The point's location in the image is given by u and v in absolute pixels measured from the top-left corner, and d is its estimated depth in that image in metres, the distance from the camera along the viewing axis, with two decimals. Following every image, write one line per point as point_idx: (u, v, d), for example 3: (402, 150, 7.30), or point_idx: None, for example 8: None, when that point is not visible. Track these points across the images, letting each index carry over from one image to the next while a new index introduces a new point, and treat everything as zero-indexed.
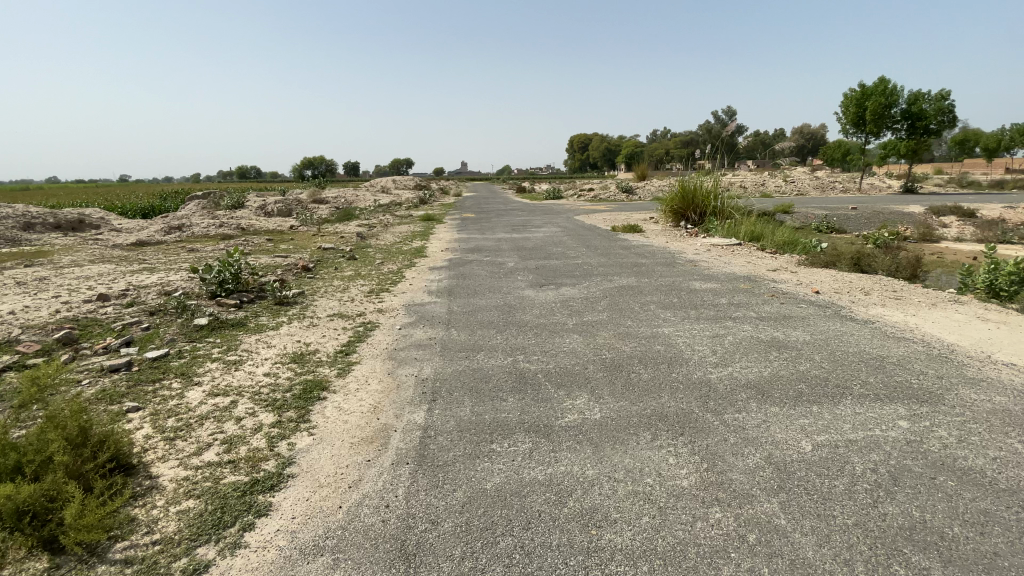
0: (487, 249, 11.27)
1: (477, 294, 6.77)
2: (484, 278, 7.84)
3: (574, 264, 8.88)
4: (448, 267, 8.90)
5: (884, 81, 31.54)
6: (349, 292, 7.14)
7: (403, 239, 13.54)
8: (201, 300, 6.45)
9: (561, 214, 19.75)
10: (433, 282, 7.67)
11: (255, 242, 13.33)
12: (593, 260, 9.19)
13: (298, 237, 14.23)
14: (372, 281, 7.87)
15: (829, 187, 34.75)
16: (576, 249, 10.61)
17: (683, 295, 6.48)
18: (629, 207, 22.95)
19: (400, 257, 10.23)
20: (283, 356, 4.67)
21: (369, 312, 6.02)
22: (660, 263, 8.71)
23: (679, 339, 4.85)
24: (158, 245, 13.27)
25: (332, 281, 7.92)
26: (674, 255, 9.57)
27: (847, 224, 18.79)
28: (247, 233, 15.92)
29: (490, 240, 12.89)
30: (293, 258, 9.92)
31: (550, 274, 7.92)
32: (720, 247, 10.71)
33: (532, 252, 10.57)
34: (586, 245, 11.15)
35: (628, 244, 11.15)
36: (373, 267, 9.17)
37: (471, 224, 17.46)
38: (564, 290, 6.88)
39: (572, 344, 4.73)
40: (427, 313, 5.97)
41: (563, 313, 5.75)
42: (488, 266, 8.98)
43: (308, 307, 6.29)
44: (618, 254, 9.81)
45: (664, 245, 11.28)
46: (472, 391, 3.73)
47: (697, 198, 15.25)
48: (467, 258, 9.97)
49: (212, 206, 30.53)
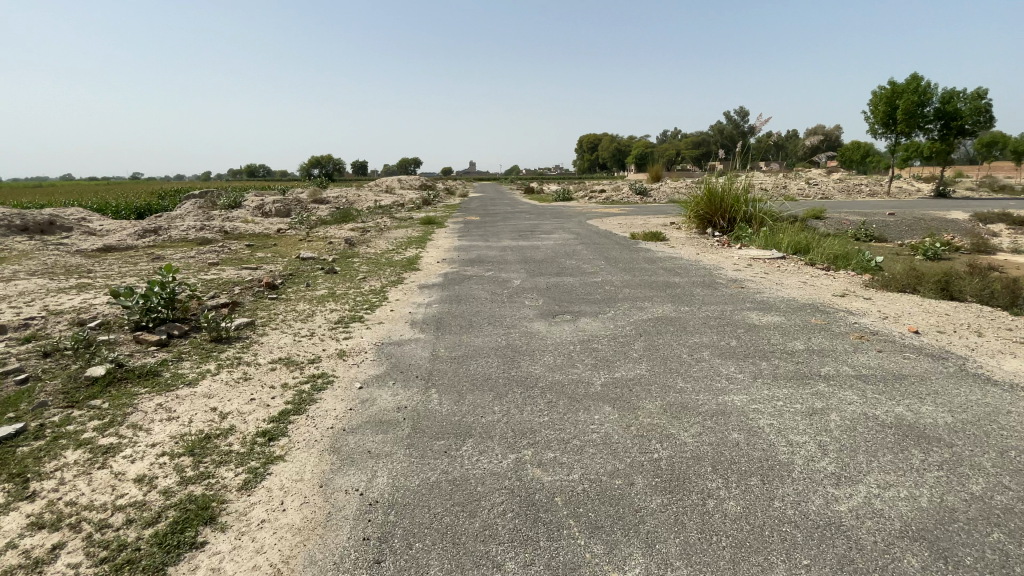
0: (491, 259, 9.74)
1: (472, 327, 5.25)
2: (484, 302, 6.32)
3: (595, 283, 7.34)
4: (442, 285, 7.40)
5: (918, 77, 29.41)
6: (312, 321, 5.67)
7: (397, 246, 12.09)
8: (117, 336, 4.99)
9: (573, 218, 18.13)
10: (420, 307, 6.18)
11: (233, 248, 11.94)
12: (617, 277, 7.66)
13: (282, 243, 12.81)
14: (346, 305, 6.39)
15: (856, 190, 32.86)
16: (595, 262, 9.07)
17: (742, 335, 4.93)
18: (645, 209, 21.28)
19: (389, 270, 8.76)
20: (179, 441, 3.19)
21: (326, 354, 4.53)
22: (700, 284, 7.16)
23: (761, 419, 3.30)
24: (124, 251, 11.89)
25: (296, 304, 6.44)
26: (712, 273, 8.00)
27: (888, 233, 17.04)
28: (230, 236, 14.54)
29: (494, 248, 11.37)
30: (261, 271, 8.47)
31: (565, 299, 6.38)
32: (762, 261, 9.16)
33: (543, 264, 9.02)
34: (605, 257, 9.59)
35: (655, 257, 9.61)
36: (352, 283, 7.68)
37: (475, 228, 15.92)
38: (585, 323, 5.35)
39: (604, 425, 3.20)
40: (404, 358, 4.46)
41: (586, 362, 4.22)
42: (490, 283, 7.47)
43: (251, 347, 4.82)
44: (645, 269, 8.28)
45: (695, 256, 9.72)
46: (445, 540, 2.22)
47: (727, 202, 13.58)
48: (466, 272, 8.47)
49: (209, 206, 29.30)
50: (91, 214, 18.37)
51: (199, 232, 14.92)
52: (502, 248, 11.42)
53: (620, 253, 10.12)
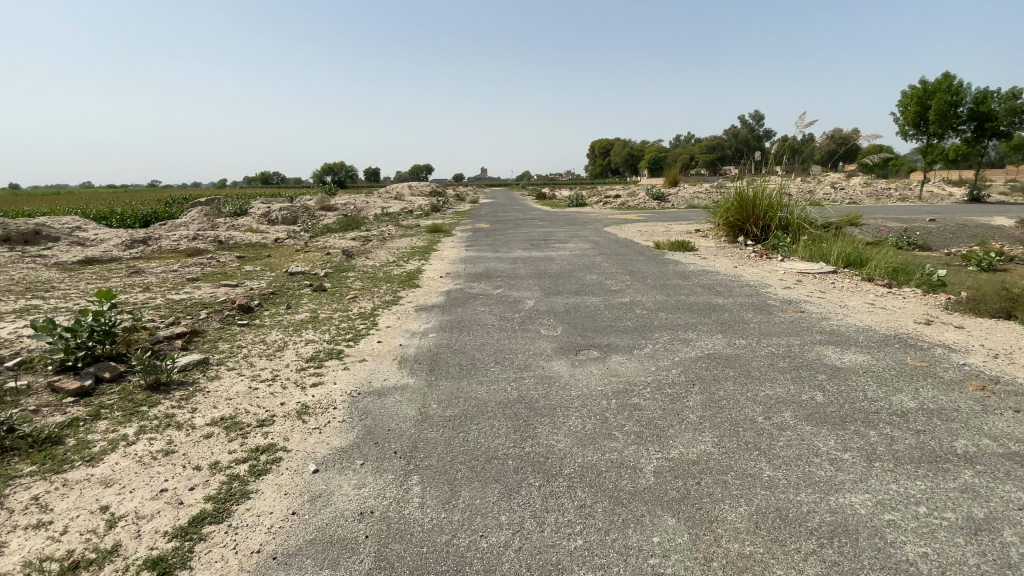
0: (501, 273, 8.63)
1: (474, 368, 4.16)
2: (491, 329, 5.22)
3: (623, 304, 6.20)
4: (443, 307, 6.32)
5: (949, 77, 27.67)
6: (280, 355, 4.62)
7: (399, 256, 11.07)
8: (31, 383, 4.00)
9: (590, 225, 16.97)
10: (414, 336, 5.09)
11: (223, 260, 11.01)
12: (648, 297, 6.52)
13: (276, 255, 11.89)
14: (326, 333, 5.33)
15: (885, 194, 31.25)
16: (620, 277, 7.93)
17: (826, 385, 3.77)
18: (665, 216, 20.05)
19: (385, 287, 7.70)
20: (33, 574, 2.15)
21: (282, 412, 3.47)
22: (750, 307, 5.98)
23: (908, 547, 2.16)
24: (107, 263, 11.05)
25: (268, 333, 5.41)
26: (760, 292, 6.82)
27: (934, 240, 15.60)
28: (224, 246, 13.64)
29: (505, 259, 10.30)
30: (241, 288, 7.49)
31: (590, 327, 5.25)
32: (813, 276, 7.96)
33: (561, 279, 7.90)
34: (630, 271, 8.45)
35: (687, 271, 8.45)
36: (339, 303, 6.64)
37: (485, 237, 14.86)
38: (619, 363, 4.21)
39: (669, 557, 2.07)
40: (382, 418, 3.37)
41: (627, 429, 3.09)
42: (500, 304, 6.38)
43: (194, 398, 3.78)
44: (681, 287, 7.11)
45: (733, 269, 8.54)
46: None
47: (760, 207, 12.37)
48: (473, 290, 7.38)
49: (214, 213, 28.70)
50: (88, 224, 17.75)
51: (191, 241, 14.03)
52: (514, 258, 10.38)
53: (647, 265, 8.98)
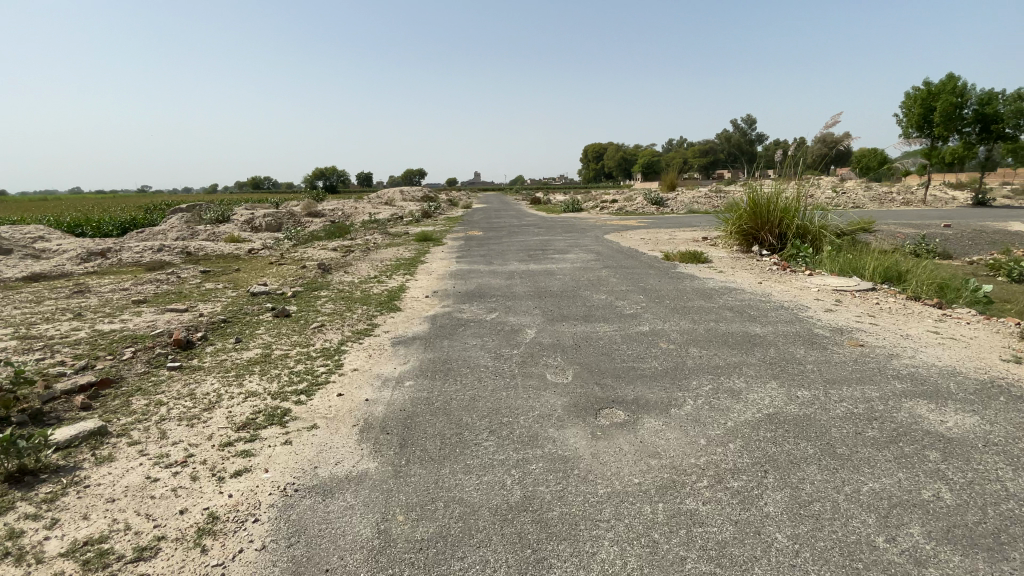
0: (495, 291, 7.56)
1: (460, 440, 3.08)
2: (483, 372, 4.15)
3: (642, 334, 5.15)
4: (425, 338, 5.25)
5: (955, 77, 27.09)
6: (206, 420, 3.53)
7: (382, 270, 9.97)
8: None
9: (589, 233, 15.94)
10: (386, 384, 4.02)
11: (183, 276, 9.84)
12: (671, 324, 5.49)
13: (245, 268, 10.72)
14: (274, 380, 4.24)
15: (888, 198, 30.54)
16: (633, 297, 6.88)
17: (946, 474, 2.73)
18: (667, 223, 19.06)
19: (359, 310, 6.59)
20: None
21: (177, 532, 2.39)
22: (797, 340, 4.95)
23: None
24: (52, 279, 9.84)
25: (201, 380, 4.29)
26: (799, 318, 5.80)
27: (953, 248, 14.72)
28: (191, 258, 12.46)
29: (499, 273, 9.24)
30: (189, 314, 6.35)
31: (608, 369, 4.18)
32: (852, 295, 6.98)
33: (565, 298, 6.86)
34: (642, 288, 7.41)
35: (707, 288, 7.43)
36: (301, 334, 5.52)
37: (478, 246, 13.78)
38: (653, 429, 3.16)
39: None
40: (321, 541, 2.29)
41: (687, 569, 2.04)
42: (495, 333, 5.32)
43: (63, 500, 2.68)
44: (706, 310, 6.07)
45: (759, 286, 7.51)
46: None
47: (776, 213, 11.41)
48: (463, 313, 6.31)
49: (195, 220, 27.44)
50: (51, 234, 16.49)
51: (155, 252, 12.83)
52: (510, 272, 9.33)
53: (660, 281, 7.94)
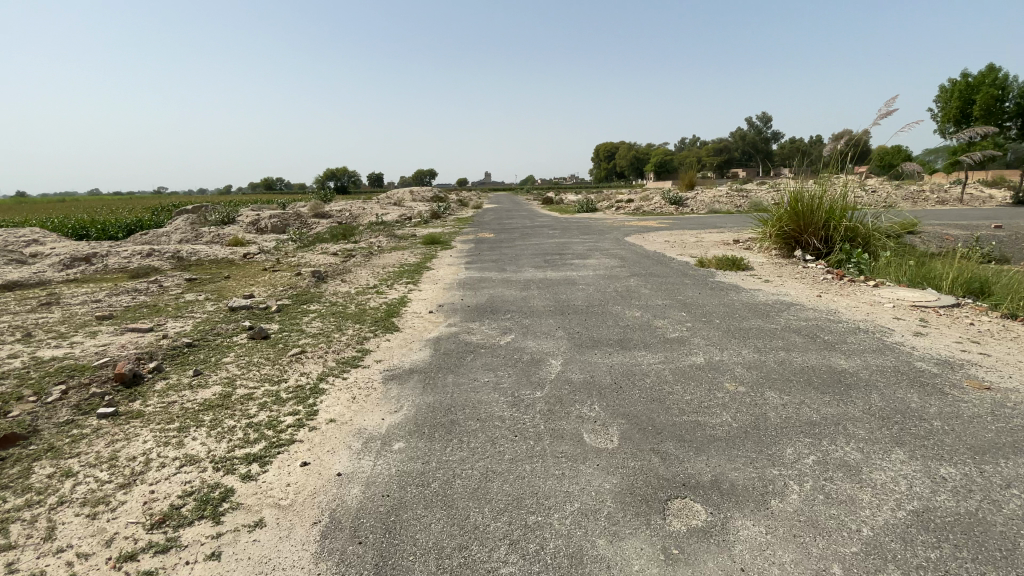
0: (509, 305, 6.51)
1: (465, 562, 2.05)
2: (498, 429, 3.11)
3: (697, 370, 4.08)
4: (425, 371, 4.23)
5: (996, 69, 25.56)
6: (115, 508, 2.54)
7: (383, 276, 8.99)
8: None
9: (608, 235, 14.81)
10: (369, 447, 3.01)
11: (165, 284, 8.91)
12: (731, 355, 4.40)
13: (235, 276, 9.80)
14: (225, 438, 3.24)
15: (920, 197, 28.94)
16: (675, 314, 5.79)
17: None
18: (690, 224, 17.87)
19: (350, 329, 5.59)
20: None
21: None
22: (900, 382, 3.85)
23: None
24: (24, 288, 8.98)
25: (134, 435, 3.30)
26: (886, 347, 4.68)
27: (1010, 252, 13.36)
28: (181, 263, 11.56)
29: (514, 282, 8.20)
30: (151, 336, 5.38)
31: (665, 427, 3.12)
32: (935, 314, 5.84)
33: (593, 316, 5.79)
34: (683, 303, 6.31)
35: (760, 304, 6.32)
36: (274, 365, 4.52)
37: (489, 250, 12.74)
38: (755, 547, 2.11)
39: None
40: None
41: None
42: (510, 364, 4.29)
43: None
44: (770, 335, 4.97)
45: (820, 302, 6.38)
46: None
47: (822, 214, 10.23)
48: (472, 334, 5.28)
49: (200, 221, 26.84)
50: (44, 236, 15.81)
51: (145, 256, 11.96)
52: (527, 281, 8.28)
53: (702, 294, 6.82)
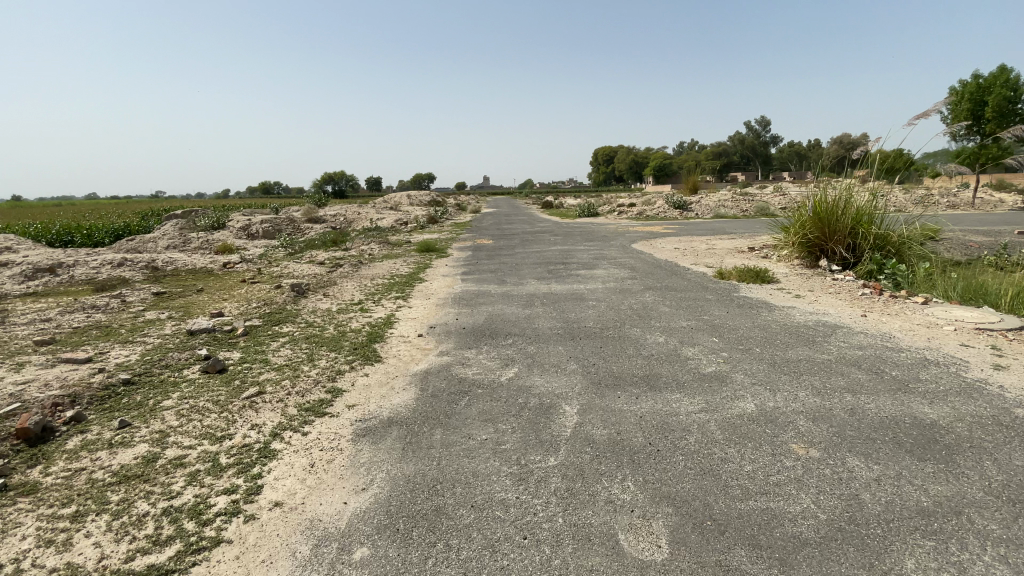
0: (511, 326, 5.64)
1: None
2: (499, 527, 2.27)
3: (750, 424, 3.23)
4: (406, 423, 3.37)
5: (1006, 69, 24.72)
6: None
7: (371, 289, 8.12)
8: None
9: (614, 241, 13.98)
10: (319, 556, 2.17)
11: (129, 299, 8.04)
12: (787, 402, 3.55)
13: (209, 290, 8.95)
14: (128, 536, 2.41)
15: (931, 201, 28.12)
16: (706, 340, 4.93)
17: None
18: (700, 229, 17.03)
19: (323, 358, 4.72)
20: None
21: None
22: (1015, 442, 2.99)
23: None
24: None
25: (9, 530, 2.47)
26: (973, 385, 3.81)
27: None
28: (155, 274, 10.70)
29: (516, 296, 7.33)
30: (85, 370, 4.54)
31: (731, 525, 2.26)
32: (1008, 337, 4.98)
33: (610, 342, 4.92)
34: (711, 325, 5.46)
35: (800, 327, 5.46)
36: (222, 411, 3.67)
37: (488, 259, 11.89)
38: None
39: None
40: None
41: None
42: (513, 411, 3.43)
43: None
44: (826, 371, 4.12)
45: (868, 323, 5.54)
46: None
47: (849, 220, 9.41)
48: (467, 366, 4.41)
49: (190, 227, 26.02)
50: (18, 244, 14.98)
51: (117, 266, 11.10)
52: (530, 295, 7.42)
53: (731, 313, 5.97)
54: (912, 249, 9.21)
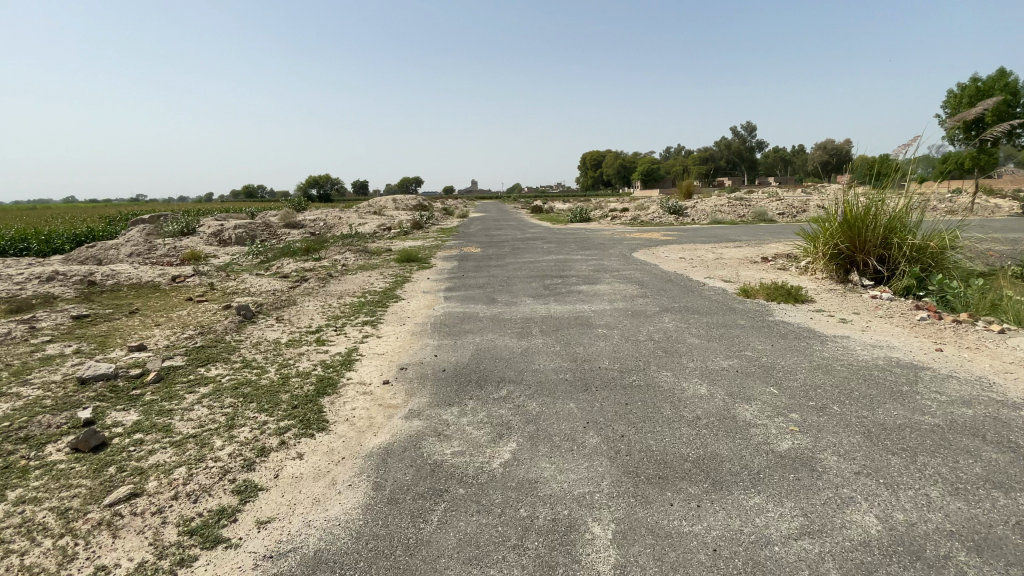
0: (505, 367, 4.39)
1: None
2: None
3: (889, 568, 2.04)
4: (341, 566, 2.11)
5: (1005, 74, 24.33)
6: None
7: (335, 310, 6.80)
8: None
9: (613, 250, 12.81)
10: None
11: (40, 325, 6.63)
12: (924, 518, 2.35)
13: (144, 311, 7.55)
14: None
15: None
16: (761, 393, 3.74)
17: None
18: (702, 237, 15.97)
19: (244, 426, 3.42)
20: None
21: None
22: None
23: None
24: None
25: None
26: None
27: None
28: (90, 290, 9.24)
29: (508, 321, 6.08)
30: None
31: None
32: None
33: (637, 394, 3.69)
34: (762, 367, 4.26)
35: (872, 369, 4.30)
36: (64, 537, 2.39)
37: (476, 270, 10.62)
38: None
39: None
40: None
41: None
42: (512, 541, 2.19)
43: None
44: (946, 449, 2.95)
45: (953, 364, 4.41)
46: None
47: (882, 229, 8.34)
48: (443, 439, 3.14)
49: (157, 232, 24.35)
50: None
51: (47, 280, 9.61)
52: (526, 318, 6.17)
53: (777, 348, 4.78)
54: (953, 261, 8.17)
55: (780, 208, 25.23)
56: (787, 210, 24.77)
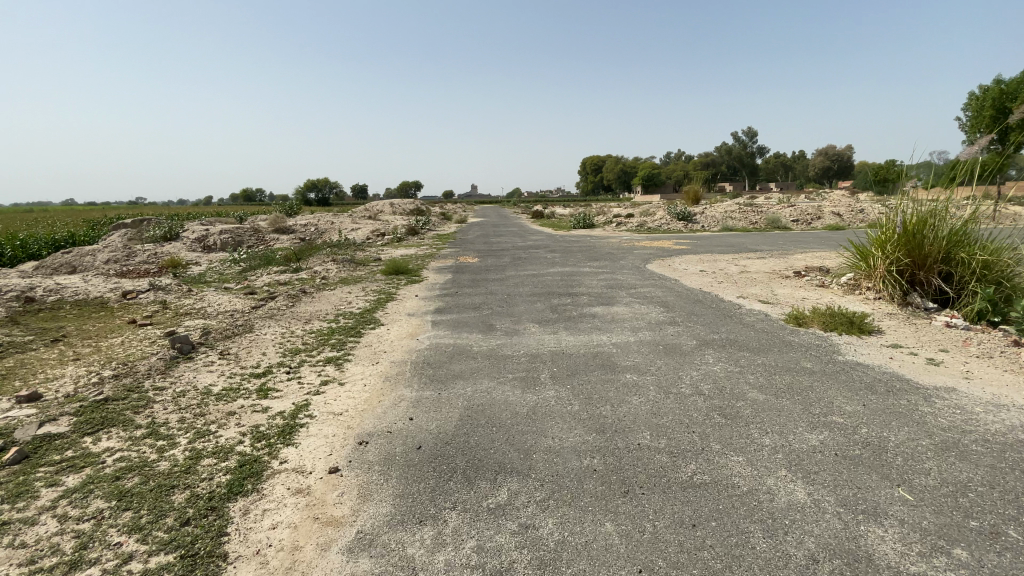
0: (506, 440, 3.13)
1: None
2: None
3: None
4: None
5: None
6: None
7: (296, 340, 5.54)
8: None
9: (624, 261, 11.56)
10: None
11: None
12: None
13: (72, 338, 6.31)
14: None
15: None
16: (891, 504, 2.47)
17: None
18: (720, 246, 14.71)
19: (91, 568, 2.19)
20: None
21: None
22: None
23: None
24: None
25: None
26: None
27: None
28: (25, 309, 7.99)
29: (510, 356, 4.81)
30: None
31: None
32: None
33: (706, 504, 2.45)
34: (870, 447, 3.00)
35: (1023, 450, 3.05)
36: None
37: (472, 284, 9.35)
38: None
39: None
40: None
41: None
42: None
43: None
44: None
45: None
46: None
47: (948, 240, 7.11)
48: None
49: (139, 237, 23.15)
50: None
51: None
52: (532, 353, 4.90)
53: (872, 413, 3.54)
54: None
55: (793, 215, 24.04)
56: (800, 216, 23.57)
